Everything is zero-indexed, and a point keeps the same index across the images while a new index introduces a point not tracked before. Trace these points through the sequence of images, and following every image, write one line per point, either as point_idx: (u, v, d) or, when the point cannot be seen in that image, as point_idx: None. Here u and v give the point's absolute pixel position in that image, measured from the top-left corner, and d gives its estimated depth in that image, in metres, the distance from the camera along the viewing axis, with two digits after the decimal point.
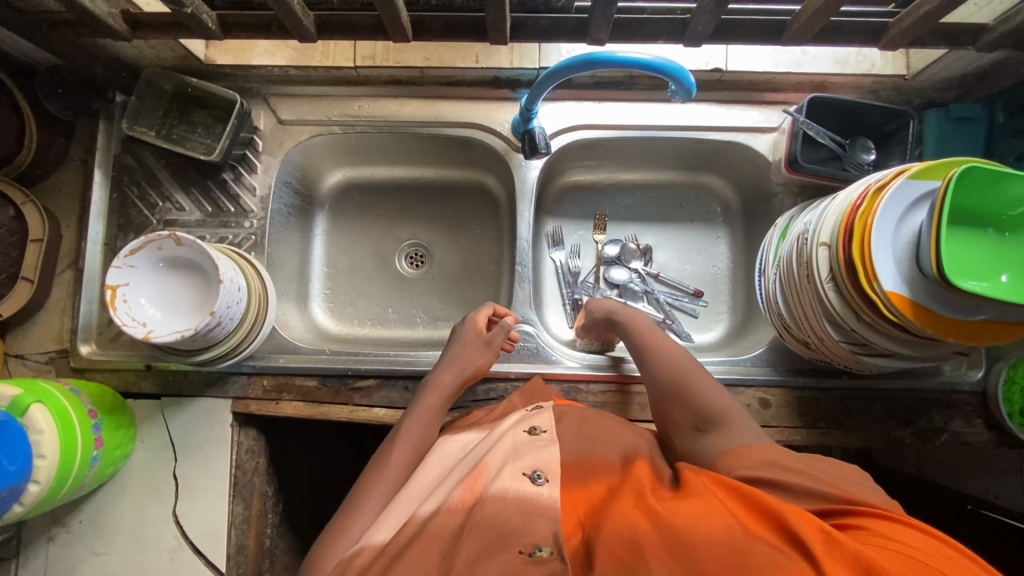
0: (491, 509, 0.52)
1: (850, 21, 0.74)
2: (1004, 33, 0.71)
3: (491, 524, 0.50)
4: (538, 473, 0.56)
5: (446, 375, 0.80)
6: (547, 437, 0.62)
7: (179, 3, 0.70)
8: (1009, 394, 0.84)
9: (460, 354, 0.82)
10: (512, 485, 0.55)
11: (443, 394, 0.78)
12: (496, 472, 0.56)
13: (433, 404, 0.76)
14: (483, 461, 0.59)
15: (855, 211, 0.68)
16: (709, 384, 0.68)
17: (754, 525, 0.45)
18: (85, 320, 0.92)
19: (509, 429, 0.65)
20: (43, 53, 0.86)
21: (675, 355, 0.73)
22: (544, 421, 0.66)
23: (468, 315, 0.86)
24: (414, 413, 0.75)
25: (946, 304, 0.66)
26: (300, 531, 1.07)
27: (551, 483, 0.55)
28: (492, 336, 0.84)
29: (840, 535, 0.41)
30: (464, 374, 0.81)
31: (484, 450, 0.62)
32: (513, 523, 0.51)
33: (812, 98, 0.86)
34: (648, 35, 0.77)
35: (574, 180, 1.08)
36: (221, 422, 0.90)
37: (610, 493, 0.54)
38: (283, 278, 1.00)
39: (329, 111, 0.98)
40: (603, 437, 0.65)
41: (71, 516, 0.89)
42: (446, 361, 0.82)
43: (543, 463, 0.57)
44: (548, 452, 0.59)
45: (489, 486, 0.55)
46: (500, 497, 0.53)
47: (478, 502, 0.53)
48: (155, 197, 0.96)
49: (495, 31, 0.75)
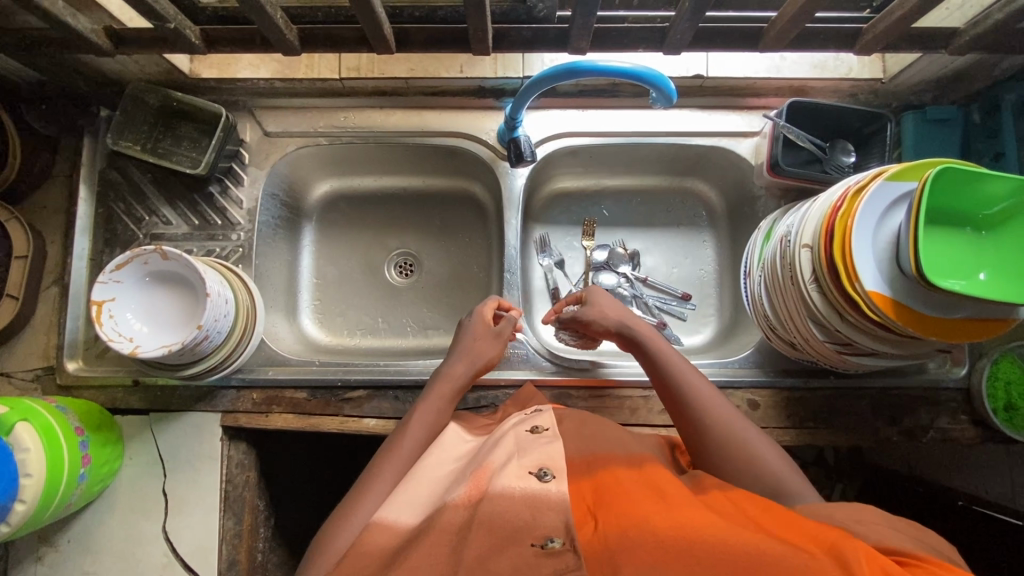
0: (499, 508, 0.50)
1: (825, 28, 0.76)
2: (976, 37, 0.72)
3: (497, 520, 0.49)
4: (544, 471, 0.54)
5: (458, 367, 0.78)
6: (549, 436, 0.60)
7: (162, 18, 0.71)
8: (992, 390, 0.85)
9: (471, 345, 0.80)
10: (516, 483, 0.52)
11: (455, 386, 0.76)
12: (501, 470, 0.55)
13: (444, 395, 0.75)
14: (486, 460, 0.58)
15: (835, 211, 0.69)
16: (761, 446, 0.64)
17: (789, 538, 0.45)
18: (71, 336, 0.91)
19: (510, 430, 0.64)
20: (27, 70, 0.86)
21: (717, 407, 0.67)
22: (547, 420, 0.64)
23: (473, 308, 0.84)
24: (424, 404, 0.74)
25: (930, 302, 0.67)
26: (293, 543, 1.06)
27: (558, 479, 0.53)
28: (501, 327, 0.82)
29: (887, 564, 0.40)
30: (477, 365, 0.79)
31: (487, 450, 0.61)
32: (523, 518, 0.49)
33: (792, 103, 0.87)
34: (629, 44, 0.79)
35: (560, 187, 1.09)
36: (210, 436, 0.89)
37: (619, 487, 0.54)
38: (271, 290, 1.00)
39: (316, 123, 0.98)
40: (603, 438, 0.64)
41: (59, 535, 0.88)
42: (458, 353, 0.80)
43: (549, 462, 0.56)
44: (552, 449, 0.58)
45: (494, 484, 0.53)
46: (506, 494, 0.51)
47: (484, 498, 0.51)
48: (141, 212, 0.96)
49: (477, 42, 0.76)
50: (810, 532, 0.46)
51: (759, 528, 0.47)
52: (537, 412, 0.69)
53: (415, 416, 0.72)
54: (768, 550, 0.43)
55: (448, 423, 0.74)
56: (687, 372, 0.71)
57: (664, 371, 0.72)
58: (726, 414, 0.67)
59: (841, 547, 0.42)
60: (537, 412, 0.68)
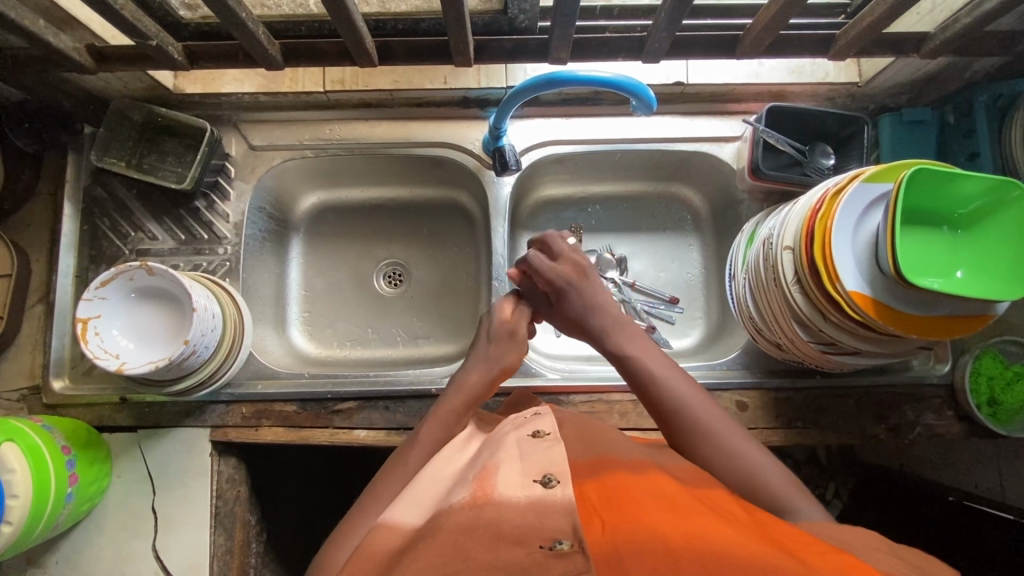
0: (505, 516, 0.49)
1: (799, 34, 0.78)
2: (945, 41, 0.74)
3: (501, 528, 0.48)
4: (549, 476, 0.52)
5: (471, 374, 0.75)
6: (551, 439, 0.58)
7: (144, 36, 0.71)
8: (975, 385, 0.86)
9: (486, 352, 0.77)
10: (521, 492, 0.51)
11: (466, 397, 0.73)
12: (504, 476, 0.53)
13: (455, 407, 0.72)
14: (488, 463, 0.56)
15: (814, 214, 0.70)
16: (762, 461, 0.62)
17: (799, 553, 0.43)
18: (56, 354, 0.91)
19: (512, 433, 0.62)
20: (9, 88, 0.86)
21: (713, 427, 0.64)
22: (549, 424, 0.62)
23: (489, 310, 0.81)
24: (435, 418, 0.72)
25: (912, 302, 0.68)
26: (286, 558, 1.06)
27: (564, 484, 0.52)
28: (514, 326, 0.78)
29: None
30: (492, 372, 0.75)
31: (489, 451, 0.60)
32: (529, 521, 0.48)
33: (770, 108, 0.89)
34: (609, 54, 0.80)
35: (547, 194, 1.09)
36: (199, 452, 0.89)
37: (626, 492, 0.53)
38: (259, 303, 1.00)
39: (301, 135, 0.99)
40: (605, 442, 0.64)
41: (46, 557, 0.87)
42: (473, 361, 0.77)
43: (553, 466, 0.54)
44: (554, 454, 0.56)
45: (500, 491, 0.52)
46: (512, 502, 0.50)
47: (490, 503, 0.50)
48: (127, 228, 0.95)
49: (459, 54, 0.77)
50: (820, 551, 0.44)
51: (768, 540, 0.46)
52: (536, 415, 0.66)
53: (424, 431, 0.71)
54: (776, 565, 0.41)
55: (458, 423, 0.73)
56: (680, 390, 0.66)
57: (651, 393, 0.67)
58: (723, 435, 0.63)
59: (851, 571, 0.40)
60: (537, 415, 0.65)
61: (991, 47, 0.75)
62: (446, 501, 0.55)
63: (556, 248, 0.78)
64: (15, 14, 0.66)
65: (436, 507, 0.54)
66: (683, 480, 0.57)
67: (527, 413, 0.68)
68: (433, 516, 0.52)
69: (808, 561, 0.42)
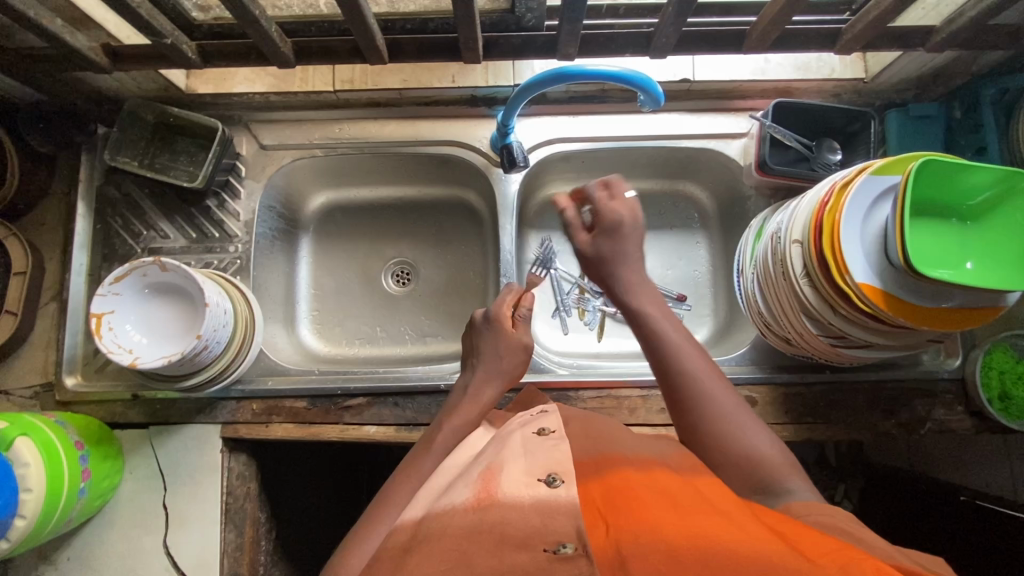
0: (510, 518, 0.49)
1: (804, 29, 0.79)
2: (950, 35, 0.74)
3: (505, 530, 0.48)
4: (553, 476, 0.53)
5: (486, 389, 0.77)
6: (557, 437, 0.59)
7: (159, 34, 0.72)
8: (986, 379, 0.86)
9: (496, 363, 0.78)
10: (525, 491, 0.51)
11: (480, 409, 0.75)
12: (508, 476, 0.54)
13: (471, 419, 0.74)
14: (494, 463, 0.57)
15: (823, 208, 0.70)
16: (763, 438, 0.61)
17: (803, 550, 0.42)
18: (70, 352, 0.92)
19: (517, 431, 0.62)
20: (26, 90, 0.88)
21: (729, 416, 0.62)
22: (554, 421, 0.62)
23: (490, 313, 0.81)
24: (447, 425, 0.73)
25: (920, 294, 0.68)
26: (298, 557, 1.06)
27: (567, 484, 0.52)
28: (522, 337, 0.81)
29: None
30: (502, 383, 0.78)
31: (494, 452, 0.60)
32: (534, 524, 0.48)
33: (776, 104, 0.89)
34: (616, 50, 0.81)
35: (553, 193, 1.10)
36: (210, 447, 0.89)
37: (629, 492, 0.52)
38: (270, 302, 1.01)
39: (311, 135, 1.00)
40: (612, 439, 0.64)
41: (58, 553, 0.87)
42: (481, 372, 0.78)
43: (557, 466, 0.54)
44: (560, 452, 0.56)
45: (504, 491, 0.52)
46: (516, 504, 0.50)
47: (494, 505, 0.51)
48: (139, 227, 0.96)
49: (469, 50, 0.78)
50: (828, 548, 0.43)
51: (775, 537, 0.45)
52: (544, 412, 0.66)
53: (433, 438, 0.71)
54: (782, 564, 0.40)
55: (467, 419, 0.73)
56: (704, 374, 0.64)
57: (663, 362, 0.66)
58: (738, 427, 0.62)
59: (856, 566, 0.39)
60: (544, 412, 0.66)
61: (997, 40, 0.75)
62: (457, 497, 0.55)
63: (600, 195, 0.72)
64: (32, 13, 0.68)
65: (448, 507, 0.54)
66: (689, 477, 0.56)
67: (535, 410, 0.68)
68: (444, 514, 0.52)
69: (813, 558, 0.41)
